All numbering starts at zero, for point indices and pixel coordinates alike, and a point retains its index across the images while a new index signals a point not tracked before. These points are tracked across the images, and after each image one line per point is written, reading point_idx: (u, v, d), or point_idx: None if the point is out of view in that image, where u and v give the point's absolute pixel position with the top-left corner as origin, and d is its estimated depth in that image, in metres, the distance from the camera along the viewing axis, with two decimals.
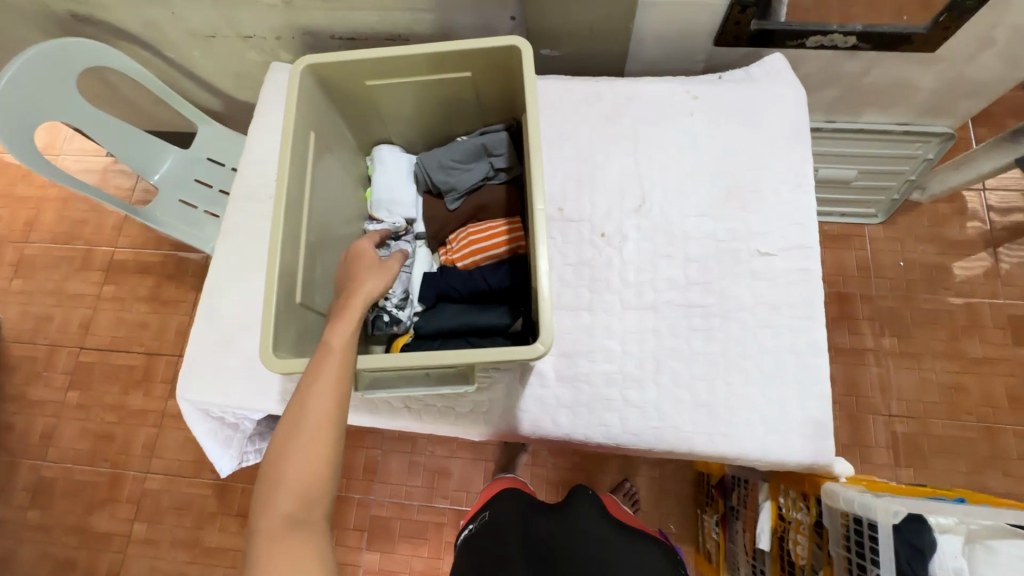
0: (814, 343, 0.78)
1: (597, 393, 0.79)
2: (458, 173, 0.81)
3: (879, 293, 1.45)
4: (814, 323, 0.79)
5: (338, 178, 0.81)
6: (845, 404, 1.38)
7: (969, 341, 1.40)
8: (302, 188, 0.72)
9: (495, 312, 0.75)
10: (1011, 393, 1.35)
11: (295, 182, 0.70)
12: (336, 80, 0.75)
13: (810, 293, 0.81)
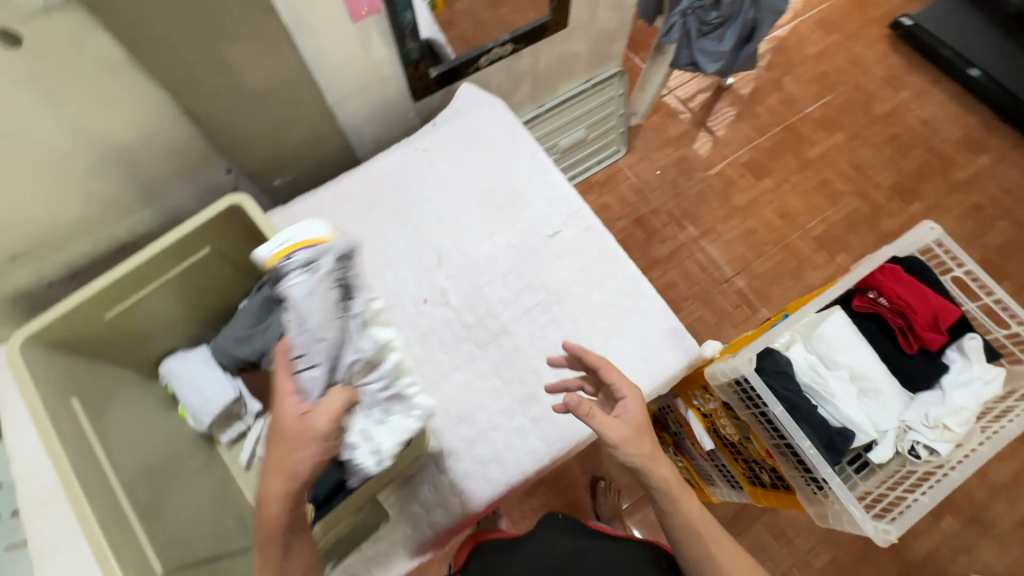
0: (630, 275, 0.90)
1: (507, 430, 0.81)
2: (257, 335, 0.79)
3: (660, 202, 1.71)
4: (620, 260, 0.91)
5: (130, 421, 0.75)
6: (695, 295, 1.58)
7: (733, 196, 1.71)
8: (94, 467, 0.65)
9: (376, 428, 0.74)
10: (780, 214, 1.68)
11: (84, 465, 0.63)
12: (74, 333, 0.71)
13: (603, 240, 0.93)
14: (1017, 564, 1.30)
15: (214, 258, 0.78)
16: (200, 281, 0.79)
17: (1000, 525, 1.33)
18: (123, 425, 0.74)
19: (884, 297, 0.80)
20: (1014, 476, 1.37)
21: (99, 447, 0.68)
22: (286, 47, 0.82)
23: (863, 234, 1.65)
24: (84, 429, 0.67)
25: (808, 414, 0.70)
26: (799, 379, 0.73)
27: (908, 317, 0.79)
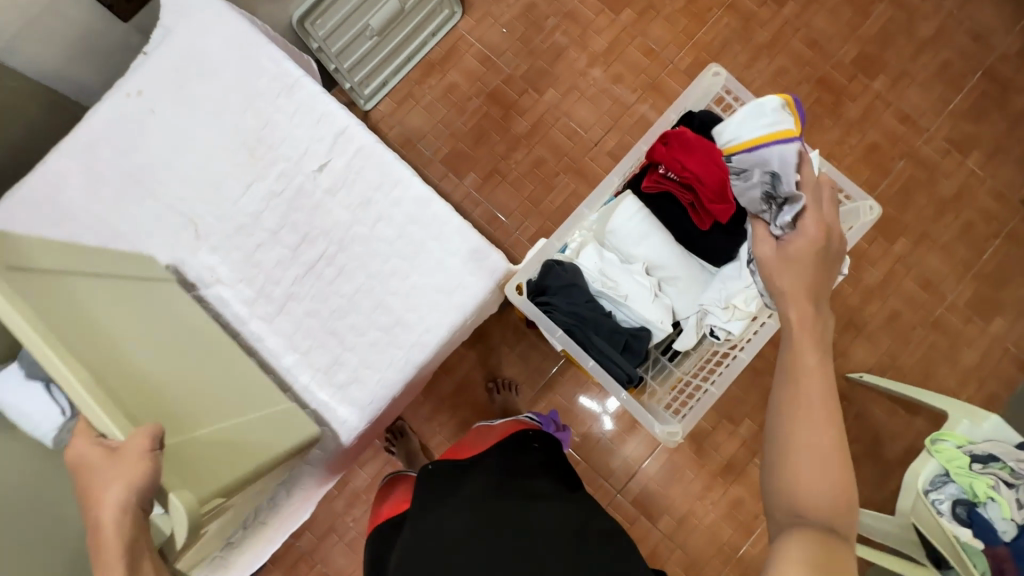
0: (415, 197, 0.82)
1: (320, 399, 0.82)
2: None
3: (513, 67, 1.48)
4: (400, 182, 0.82)
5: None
6: (566, 168, 1.45)
7: (592, 41, 1.49)
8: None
9: None
10: (646, 51, 1.49)
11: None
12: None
13: (379, 161, 0.83)
14: (886, 356, 1.40)
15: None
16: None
17: (871, 323, 1.41)
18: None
19: (668, 169, 0.89)
20: (884, 276, 1.42)
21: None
22: None
23: (736, 55, 1.49)
24: None
25: (595, 323, 0.87)
26: (590, 288, 0.92)
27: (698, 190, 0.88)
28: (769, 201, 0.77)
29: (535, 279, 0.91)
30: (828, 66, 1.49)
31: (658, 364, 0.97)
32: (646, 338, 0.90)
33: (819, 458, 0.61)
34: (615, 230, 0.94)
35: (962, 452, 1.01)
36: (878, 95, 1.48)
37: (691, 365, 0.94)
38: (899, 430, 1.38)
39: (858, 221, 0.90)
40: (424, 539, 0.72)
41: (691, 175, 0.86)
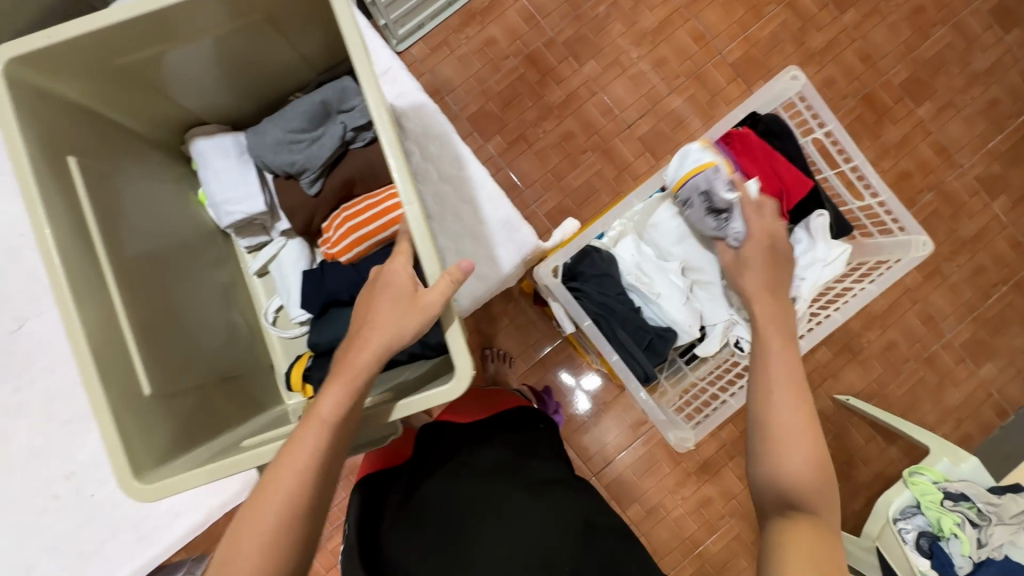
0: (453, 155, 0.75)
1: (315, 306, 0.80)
2: (301, 147, 0.66)
3: (556, 31, 1.41)
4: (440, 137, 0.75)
5: (138, 205, 0.71)
6: (594, 147, 1.41)
7: (642, 17, 1.42)
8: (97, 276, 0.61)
9: None
10: (695, 37, 1.43)
11: (85, 280, 0.59)
12: (46, 88, 0.61)
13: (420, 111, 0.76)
14: (874, 383, 1.42)
15: (272, 32, 0.67)
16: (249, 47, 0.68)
17: (867, 349, 1.42)
18: (133, 205, 0.70)
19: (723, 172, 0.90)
20: (888, 305, 1.42)
21: (97, 235, 0.63)
22: None
23: (786, 56, 1.43)
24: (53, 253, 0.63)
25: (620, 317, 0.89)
26: (623, 279, 0.94)
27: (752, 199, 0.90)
28: (715, 214, 0.87)
29: (571, 262, 0.93)
30: (876, 84, 1.44)
31: (672, 365, 0.98)
32: (668, 340, 0.91)
33: (788, 434, 0.67)
34: (658, 225, 0.94)
35: (936, 487, 1.03)
36: (919, 123, 1.45)
37: (708, 371, 0.96)
38: (872, 456, 1.41)
39: (907, 255, 0.82)
40: (436, 503, 0.75)
41: (747, 182, 0.89)
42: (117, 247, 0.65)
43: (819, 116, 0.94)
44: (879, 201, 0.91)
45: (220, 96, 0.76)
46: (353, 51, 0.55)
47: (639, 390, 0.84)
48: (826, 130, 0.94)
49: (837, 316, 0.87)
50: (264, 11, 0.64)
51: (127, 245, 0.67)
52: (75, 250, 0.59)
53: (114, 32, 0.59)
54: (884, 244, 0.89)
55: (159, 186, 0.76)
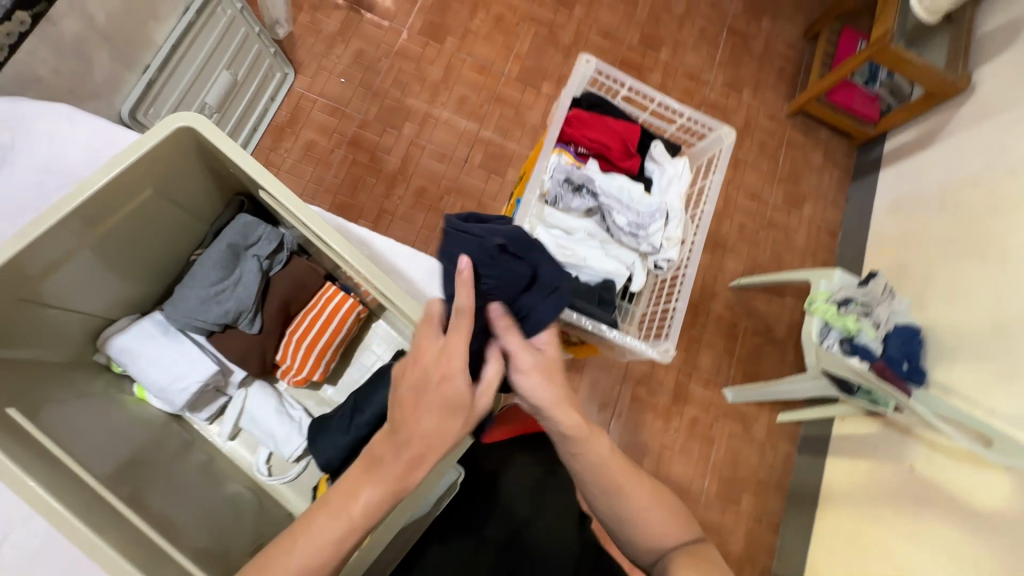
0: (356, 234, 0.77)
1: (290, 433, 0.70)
2: (228, 294, 0.63)
3: (364, 112, 1.51)
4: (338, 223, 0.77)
5: (87, 421, 0.58)
6: (448, 190, 1.52)
7: (429, 72, 1.59)
8: (97, 501, 0.50)
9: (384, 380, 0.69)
10: (479, 70, 1.63)
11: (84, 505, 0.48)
12: None
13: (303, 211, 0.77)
14: (748, 259, 1.71)
15: (168, 201, 0.59)
16: (142, 225, 0.58)
17: (729, 239, 1.72)
18: (85, 423, 0.58)
19: (579, 145, 1.05)
20: (723, 199, 1.74)
21: (74, 464, 0.51)
22: None
23: (552, 56, 1.70)
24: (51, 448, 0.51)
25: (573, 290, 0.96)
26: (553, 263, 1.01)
27: (609, 153, 1.06)
28: (577, 191, 1.01)
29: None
30: (623, 50, 1.78)
31: (622, 310, 1.12)
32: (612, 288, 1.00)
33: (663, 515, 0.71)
34: (553, 206, 1.01)
35: (831, 302, 1.29)
36: (667, 63, 1.81)
37: (647, 299, 1.11)
38: (779, 313, 1.69)
39: (725, 144, 1.07)
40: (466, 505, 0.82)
41: (598, 145, 1.05)
42: (96, 466, 0.54)
43: (617, 79, 1.15)
44: (686, 117, 1.16)
45: (125, 289, 0.62)
46: (255, 178, 0.56)
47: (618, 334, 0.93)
48: (627, 86, 1.15)
49: (710, 207, 1.07)
50: (153, 182, 0.55)
51: (105, 459, 0.56)
52: (61, 487, 0.48)
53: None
54: (706, 145, 1.14)
55: (94, 400, 0.62)
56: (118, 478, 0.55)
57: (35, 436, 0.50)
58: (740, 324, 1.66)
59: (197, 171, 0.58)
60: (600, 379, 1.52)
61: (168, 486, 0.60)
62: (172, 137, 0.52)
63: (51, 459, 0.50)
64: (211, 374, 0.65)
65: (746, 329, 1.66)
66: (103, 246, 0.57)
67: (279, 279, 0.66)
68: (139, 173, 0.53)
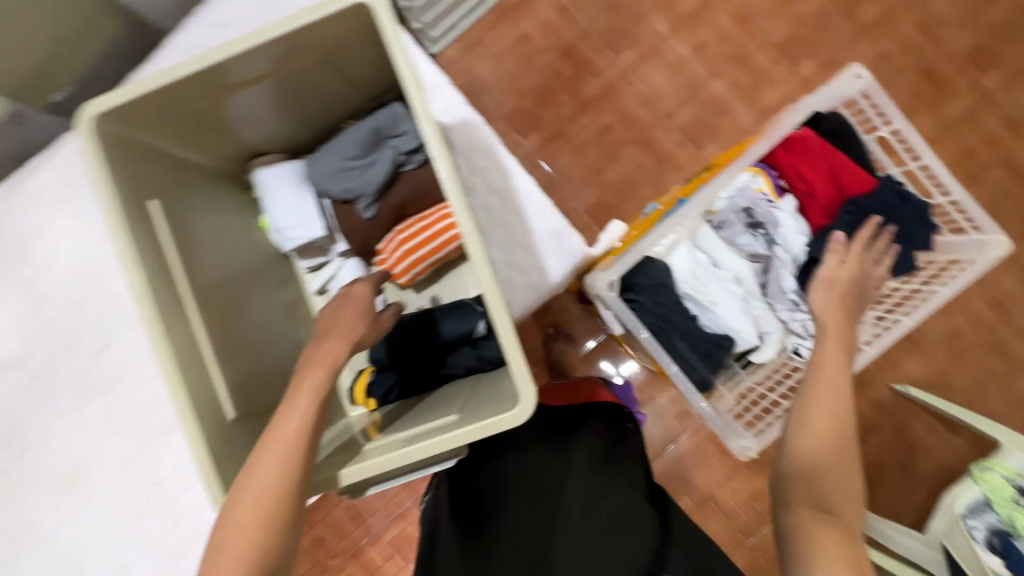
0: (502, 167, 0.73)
1: None
2: (356, 173, 0.65)
3: (592, 21, 1.38)
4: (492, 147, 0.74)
5: (208, 231, 0.64)
6: (633, 139, 1.38)
7: (681, 1, 1.38)
8: (181, 305, 0.56)
9: (457, 318, 0.70)
10: (738, 18, 1.37)
11: (170, 305, 0.54)
12: (127, 134, 0.56)
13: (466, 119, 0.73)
14: (938, 372, 1.36)
15: (333, 67, 0.59)
16: (310, 79, 0.60)
17: (927, 337, 1.36)
18: (206, 231, 0.64)
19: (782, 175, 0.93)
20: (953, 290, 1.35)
21: (179, 267, 0.57)
22: None
23: (836, 31, 1.36)
24: (161, 237, 0.56)
25: (675, 327, 0.90)
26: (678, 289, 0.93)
27: (810, 196, 0.93)
28: (752, 228, 0.92)
29: (626, 272, 0.92)
30: (937, 56, 1.35)
31: (728, 370, 0.96)
32: (726, 349, 0.91)
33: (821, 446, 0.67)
34: (714, 230, 0.93)
35: (1009, 484, 0.98)
36: (988, 94, 1.35)
37: (763, 376, 0.96)
38: (935, 447, 1.36)
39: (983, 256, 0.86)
40: (519, 485, 0.81)
41: (805, 184, 0.92)
42: (195, 274, 0.60)
43: (885, 114, 0.95)
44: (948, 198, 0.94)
45: (284, 130, 0.68)
46: (404, 80, 0.52)
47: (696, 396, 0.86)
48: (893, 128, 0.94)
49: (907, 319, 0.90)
50: (324, 47, 0.56)
51: (205, 270, 0.62)
52: (160, 280, 0.54)
53: (174, 84, 0.53)
54: (953, 241, 0.93)
55: (223, 212, 0.68)
56: (208, 291, 0.61)
57: (156, 237, 0.56)
58: (878, 433, 1.37)
59: (369, 50, 0.58)
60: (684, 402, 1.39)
61: (245, 314, 0.66)
62: (350, 11, 0.51)
63: (162, 251, 0.56)
64: (317, 237, 0.69)
65: (882, 442, 1.37)
66: (272, 88, 0.60)
67: (406, 178, 0.68)
68: (315, 34, 0.53)
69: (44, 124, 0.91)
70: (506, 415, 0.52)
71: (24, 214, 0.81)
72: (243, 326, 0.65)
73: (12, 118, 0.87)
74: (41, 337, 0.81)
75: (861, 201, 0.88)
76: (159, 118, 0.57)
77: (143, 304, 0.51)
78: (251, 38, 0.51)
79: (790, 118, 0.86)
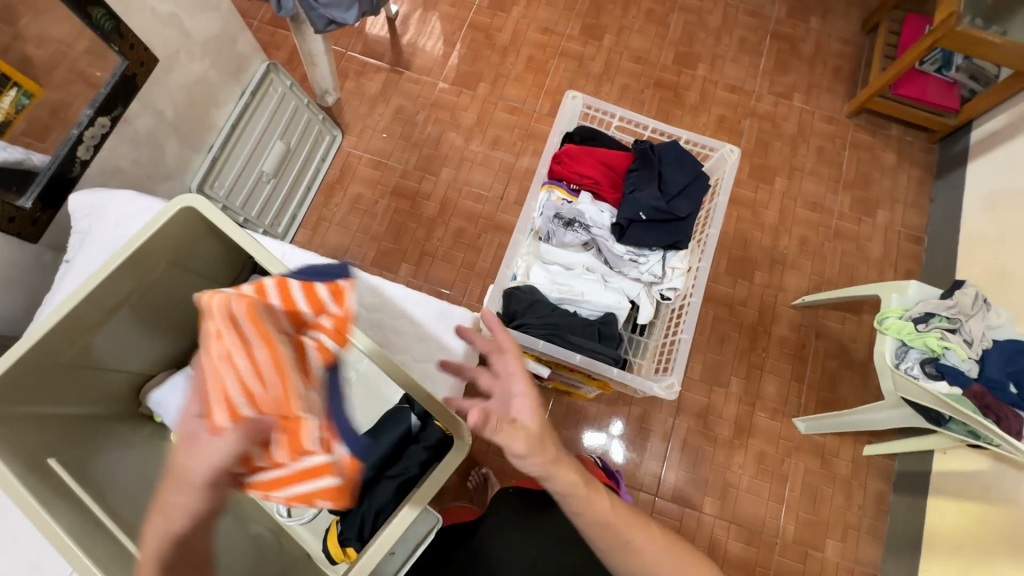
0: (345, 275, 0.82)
1: None
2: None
3: (405, 162, 1.62)
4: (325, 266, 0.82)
5: (122, 472, 0.66)
6: (485, 228, 1.57)
7: (463, 118, 1.67)
8: (118, 547, 0.57)
9: (393, 425, 0.72)
10: (511, 110, 1.69)
11: (107, 549, 0.55)
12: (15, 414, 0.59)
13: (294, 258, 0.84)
14: (813, 275, 1.57)
15: (185, 270, 0.67)
16: (167, 290, 0.67)
17: (789, 254, 1.59)
18: (120, 474, 0.66)
19: (571, 181, 1.07)
20: (780, 212, 1.62)
21: (103, 516, 0.58)
22: None
23: (583, 87, 1.72)
24: (75, 494, 0.58)
25: (567, 326, 0.97)
26: (551, 299, 1.02)
27: (597, 184, 1.07)
28: (569, 225, 1.04)
29: (502, 308, 1.01)
30: (657, 71, 1.75)
31: (633, 342, 1.10)
32: (612, 322, 1.01)
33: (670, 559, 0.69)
34: (547, 243, 1.05)
35: (905, 320, 1.14)
36: (706, 78, 1.76)
37: (661, 331, 1.09)
38: (854, 332, 1.52)
39: (728, 163, 1.07)
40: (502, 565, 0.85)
41: (588, 179, 1.07)
42: (123, 513, 0.61)
43: (609, 111, 1.18)
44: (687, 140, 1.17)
45: (164, 347, 0.72)
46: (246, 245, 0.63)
47: (617, 371, 0.94)
48: (619, 117, 1.18)
49: (713, 230, 1.04)
50: (168, 257, 0.64)
51: (130, 510, 0.62)
52: (87, 532, 0.55)
53: (40, 346, 0.57)
54: (710, 166, 1.13)
55: (139, 448, 0.71)
56: (141, 524, 0.62)
57: (70, 495, 0.57)
58: (808, 346, 1.51)
59: (210, 243, 0.67)
60: (651, 411, 1.44)
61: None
62: (175, 217, 0.60)
63: (82, 507, 0.57)
64: None
65: (816, 351, 1.51)
66: (135, 313, 0.66)
67: None
68: (153, 248, 0.61)
69: None
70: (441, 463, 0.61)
71: None
72: None
73: None
74: None
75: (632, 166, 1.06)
76: (43, 385, 0.60)
77: (76, 551, 0.52)
78: (100, 275, 0.58)
79: (547, 147, 1.07)
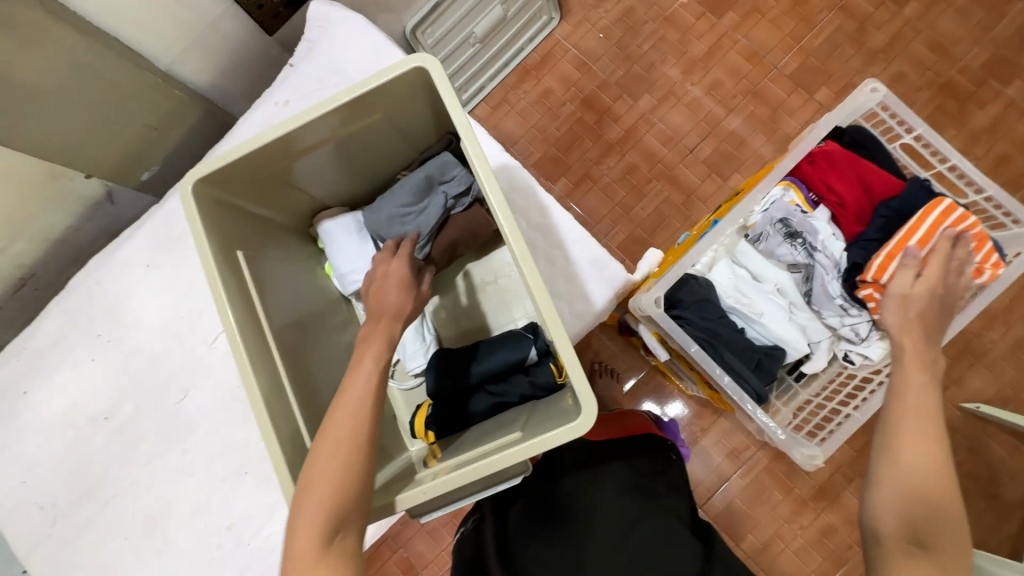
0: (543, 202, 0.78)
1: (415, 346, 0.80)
2: (411, 217, 0.73)
3: (608, 72, 1.48)
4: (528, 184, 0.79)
5: (280, 279, 0.73)
6: (659, 175, 1.43)
7: (691, 46, 1.46)
8: (262, 343, 0.64)
9: (507, 348, 0.74)
10: (748, 56, 1.44)
11: (255, 343, 0.62)
12: (220, 197, 0.65)
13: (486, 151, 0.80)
14: (1008, 387, 1.29)
15: (390, 124, 0.68)
16: (369, 138, 0.69)
17: (991, 351, 1.30)
18: (279, 280, 0.73)
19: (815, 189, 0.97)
20: (1010, 300, 1.30)
21: (259, 313, 0.66)
22: (85, 36, 0.79)
23: (847, 59, 1.41)
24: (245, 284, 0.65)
25: (722, 337, 0.95)
26: (723, 303, 1.00)
27: (842, 203, 0.96)
28: (791, 238, 0.96)
29: (670, 290, 1.00)
30: (952, 71, 1.38)
31: (783, 383, 1.03)
32: (777, 357, 0.96)
33: (922, 476, 0.61)
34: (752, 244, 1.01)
35: None
36: (1012, 102, 1.36)
37: (818, 387, 1.01)
38: (1018, 469, 1.27)
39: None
40: (608, 524, 0.77)
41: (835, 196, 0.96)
42: (274, 318, 0.68)
43: (905, 122, 0.98)
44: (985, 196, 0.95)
45: (345, 185, 0.76)
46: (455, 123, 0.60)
47: (753, 405, 0.88)
48: (914, 134, 0.97)
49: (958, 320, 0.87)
50: (382, 108, 0.64)
51: (278, 315, 0.69)
52: (246, 322, 0.62)
53: (257, 151, 0.62)
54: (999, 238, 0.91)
55: (297, 263, 0.78)
56: (283, 333, 0.69)
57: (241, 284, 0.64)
58: (951, 456, 1.29)
59: (422, 107, 0.66)
60: (736, 431, 1.35)
61: (314, 353, 0.74)
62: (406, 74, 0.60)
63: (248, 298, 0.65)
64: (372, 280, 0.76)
65: (958, 465, 1.29)
66: (338, 148, 0.68)
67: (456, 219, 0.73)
68: (375, 97, 0.61)
69: (131, 201, 1.03)
70: (567, 424, 0.56)
71: (114, 281, 0.91)
72: (314, 362, 0.72)
73: (105, 197, 0.98)
74: (127, 389, 0.89)
75: (890, 203, 0.92)
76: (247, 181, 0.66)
77: (236, 339, 0.59)
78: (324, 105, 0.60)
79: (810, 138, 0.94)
